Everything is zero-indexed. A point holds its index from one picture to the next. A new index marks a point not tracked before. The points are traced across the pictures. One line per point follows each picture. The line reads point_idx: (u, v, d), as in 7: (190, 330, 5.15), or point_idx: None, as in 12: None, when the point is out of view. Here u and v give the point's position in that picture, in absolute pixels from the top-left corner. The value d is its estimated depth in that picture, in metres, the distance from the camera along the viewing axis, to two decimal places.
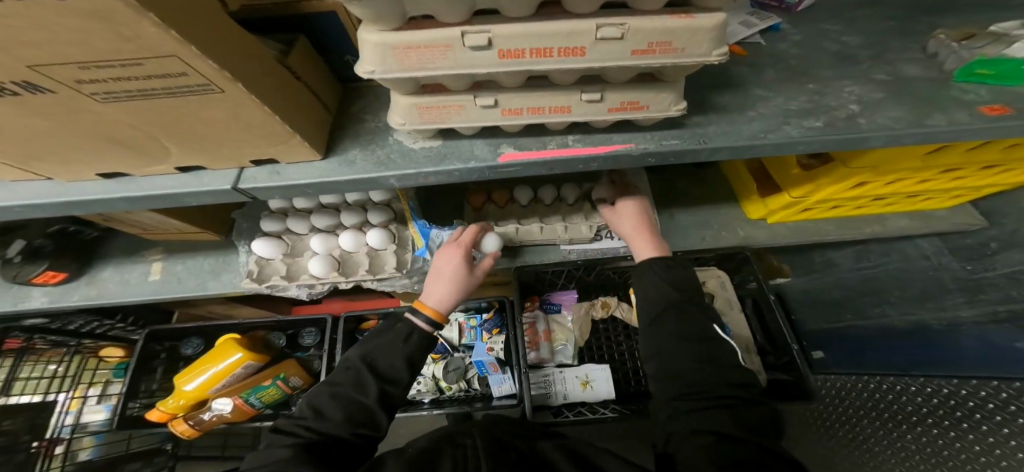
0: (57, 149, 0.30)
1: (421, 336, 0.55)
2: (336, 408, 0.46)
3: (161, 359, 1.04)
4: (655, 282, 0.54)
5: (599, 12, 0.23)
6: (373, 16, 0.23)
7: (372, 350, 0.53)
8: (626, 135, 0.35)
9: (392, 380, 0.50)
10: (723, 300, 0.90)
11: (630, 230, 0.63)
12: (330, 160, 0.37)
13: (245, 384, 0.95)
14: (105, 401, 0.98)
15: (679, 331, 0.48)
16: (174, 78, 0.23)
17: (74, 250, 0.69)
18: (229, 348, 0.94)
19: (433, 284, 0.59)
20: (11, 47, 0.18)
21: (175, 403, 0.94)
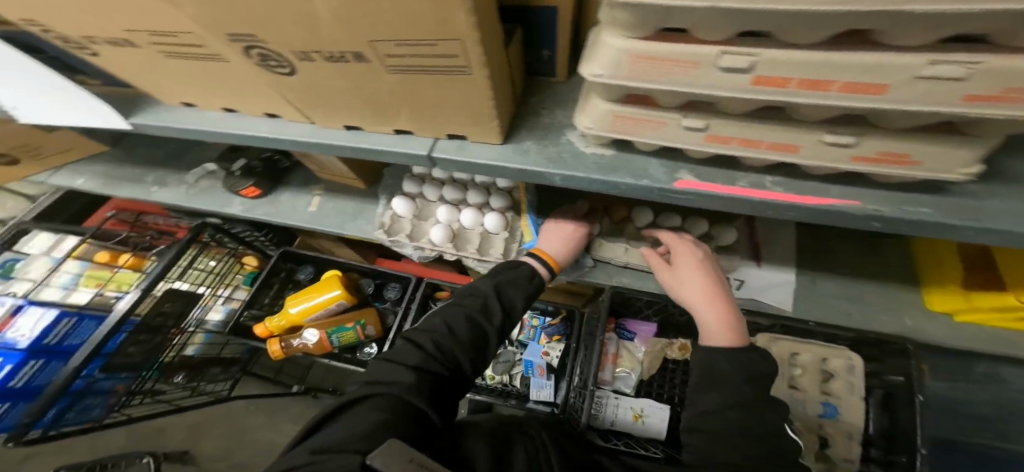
0: (327, 106, 0.38)
1: (541, 279, 0.60)
2: (463, 328, 0.52)
3: (279, 278, 1.24)
4: (732, 372, 0.46)
5: (936, 44, 0.18)
6: (628, 21, 0.21)
7: (500, 284, 0.57)
8: (851, 189, 0.31)
9: (512, 316, 0.56)
10: (842, 384, 0.72)
11: (700, 300, 0.54)
12: (506, 145, 0.40)
13: (333, 321, 1.08)
14: (225, 304, 1.22)
15: (747, 431, 0.43)
16: (447, 59, 0.28)
17: (271, 175, 0.88)
18: (332, 284, 1.09)
19: (548, 237, 0.64)
20: (371, 22, 0.25)
21: (278, 322, 1.09)
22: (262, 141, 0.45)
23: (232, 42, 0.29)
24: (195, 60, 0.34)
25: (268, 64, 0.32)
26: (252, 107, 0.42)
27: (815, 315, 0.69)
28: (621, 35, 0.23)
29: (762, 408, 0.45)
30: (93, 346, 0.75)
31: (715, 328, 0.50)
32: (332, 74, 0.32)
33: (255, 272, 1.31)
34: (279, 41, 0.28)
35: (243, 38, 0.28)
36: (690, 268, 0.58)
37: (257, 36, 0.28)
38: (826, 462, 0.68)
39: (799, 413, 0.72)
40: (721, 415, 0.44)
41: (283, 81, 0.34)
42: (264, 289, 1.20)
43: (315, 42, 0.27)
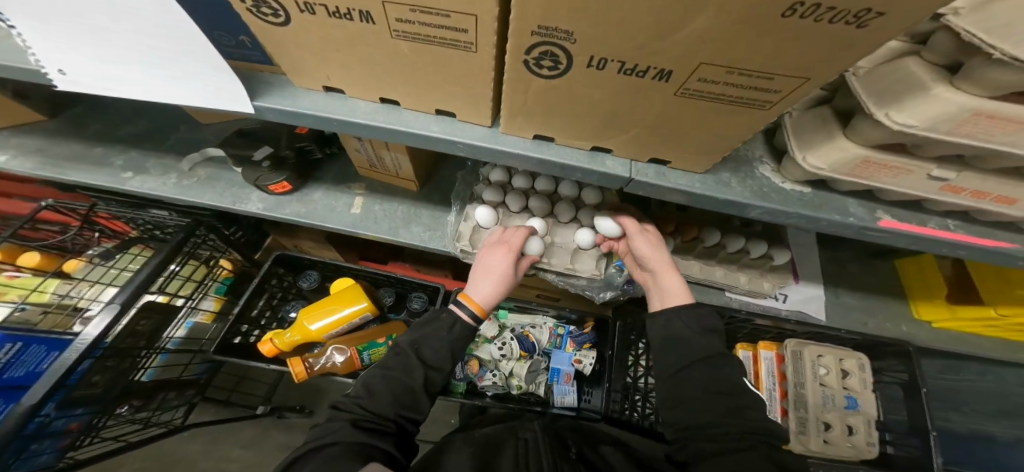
0: (545, 111, 0.34)
1: (462, 328, 0.58)
2: (386, 389, 0.52)
3: (271, 285, 1.09)
4: (686, 330, 0.54)
5: None
6: (997, 85, 0.23)
7: (418, 337, 0.57)
8: (1011, 233, 0.37)
9: (436, 367, 0.55)
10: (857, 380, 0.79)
11: (662, 267, 0.60)
12: (705, 175, 0.40)
13: (362, 338, 1.02)
14: (189, 318, 0.99)
15: (716, 386, 0.49)
16: (763, 93, 0.27)
17: (302, 167, 0.73)
18: (358, 295, 1.00)
19: (481, 279, 0.61)
20: (734, 47, 0.23)
21: (291, 338, 0.98)
22: (424, 141, 0.39)
23: (531, 36, 0.25)
24: (434, 47, 0.28)
25: (540, 63, 0.28)
26: (430, 103, 0.36)
27: (842, 323, 0.81)
28: (961, 95, 0.24)
29: (710, 361, 0.51)
30: (56, 377, 0.56)
31: (675, 291, 0.58)
32: (604, 84, 0.29)
33: (231, 279, 1.10)
34: (599, 42, 0.25)
35: (549, 31, 0.25)
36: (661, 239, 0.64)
37: (577, 34, 0.24)
38: (854, 451, 0.75)
39: (828, 408, 0.77)
40: (688, 375, 0.51)
41: (532, 83, 0.30)
42: (254, 299, 1.04)
43: (641, 52, 0.25)
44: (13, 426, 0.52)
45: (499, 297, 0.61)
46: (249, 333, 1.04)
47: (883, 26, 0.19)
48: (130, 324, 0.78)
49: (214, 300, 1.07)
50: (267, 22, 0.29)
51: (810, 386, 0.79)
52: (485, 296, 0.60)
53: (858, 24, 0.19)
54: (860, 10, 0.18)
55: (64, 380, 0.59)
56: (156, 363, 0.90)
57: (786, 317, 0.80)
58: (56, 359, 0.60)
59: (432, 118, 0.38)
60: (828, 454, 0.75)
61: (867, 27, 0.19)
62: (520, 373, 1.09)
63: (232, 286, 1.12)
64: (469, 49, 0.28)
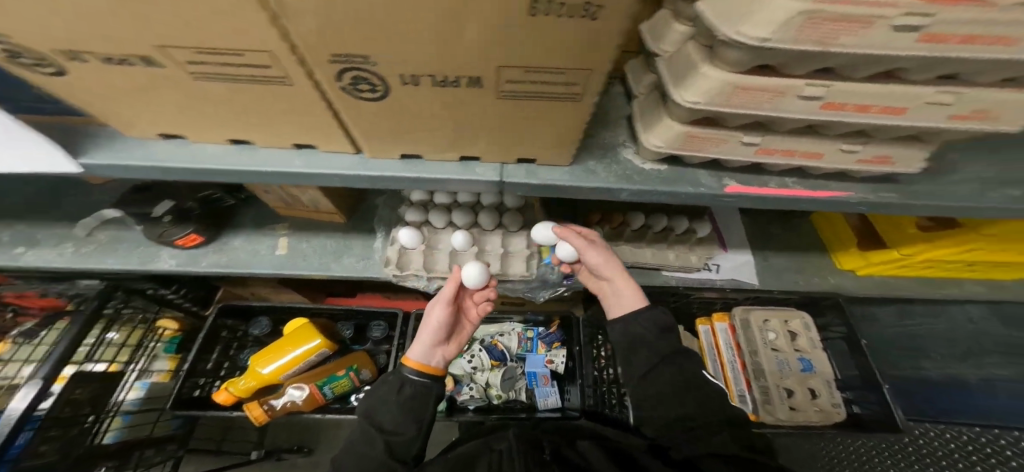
0: (397, 130, 0.34)
1: (413, 391, 0.58)
2: (351, 464, 0.53)
3: (223, 336, 1.05)
4: (646, 335, 0.58)
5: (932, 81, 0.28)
6: (737, 61, 0.28)
7: (368, 405, 0.57)
8: (844, 183, 0.40)
9: (395, 431, 0.54)
10: (806, 341, 0.85)
11: (616, 274, 0.62)
12: (574, 167, 0.42)
13: (322, 372, 0.98)
14: (143, 379, 0.97)
15: (679, 380, 0.54)
16: (568, 86, 0.29)
17: (214, 217, 0.72)
18: (309, 333, 0.97)
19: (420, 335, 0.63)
20: (514, 49, 0.25)
21: (245, 385, 0.95)
22: (287, 177, 0.38)
23: (329, 65, 0.25)
24: (246, 83, 0.28)
25: (357, 88, 0.28)
26: (280, 137, 0.36)
27: (775, 286, 0.82)
28: (721, 69, 0.29)
29: (673, 359, 0.56)
30: None
31: (631, 295, 0.61)
32: (430, 97, 0.30)
33: (178, 337, 1.07)
34: (396, 62, 0.25)
35: (343, 58, 0.25)
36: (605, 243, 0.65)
37: (371, 57, 0.25)
38: (822, 415, 0.78)
39: (786, 374, 0.82)
40: (656, 375, 0.56)
41: (363, 108, 0.31)
42: (204, 353, 1.00)
43: (441, 64, 0.26)
44: None
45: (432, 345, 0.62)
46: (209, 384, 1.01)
47: (610, 16, 0.22)
48: (65, 393, 0.72)
49: (167, 359, 1.03)
50: (46, 75, 0.28)
51: (763, 352, 0.84)
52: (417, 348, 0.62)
53: (592, 17, 0.22)
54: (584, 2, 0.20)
55: None
56: (120, 423, 0.90)
57: (722, 286, 0.82)
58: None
59: (293, 152, 0.38)
60: (797, 422, 0.77)
61: (601, 18, 0.22)
62: (496, 382, 1.10)
63: (182, 344, 1.08)
64: (285, 83, 0.28)
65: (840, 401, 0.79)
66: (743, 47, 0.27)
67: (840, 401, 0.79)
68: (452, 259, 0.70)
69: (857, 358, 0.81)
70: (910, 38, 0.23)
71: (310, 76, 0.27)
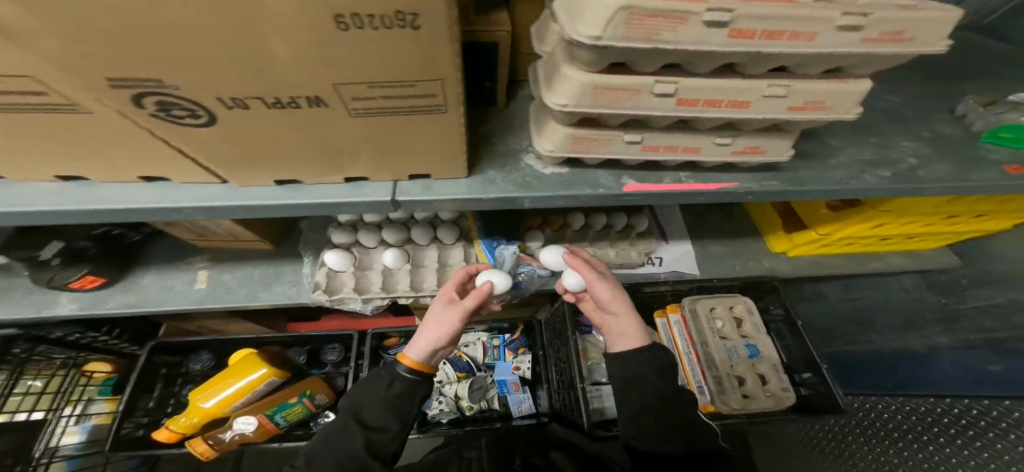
0: (256, 157, 0.31)
1: (403, 388, 0.52)
2: (326, 459, 0.48)
3: (163, 374, 0.95)
4: (641, 372, 0.54)
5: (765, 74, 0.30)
6: (589, 61, 0.28)
7: (357, 400, 0.52)
8: (733, 174, 0.42)
9: (378, 429, 0.50)
10: (751, 326, 0.88)
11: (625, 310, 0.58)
12: (472, 178, 0.41)
13: (272, 400, 0.87)
14: (84, 422, 0.90)
15: (672, 420, 0.51)
16: (425, 99, 0.27)
17: (115, 255, 0.66)
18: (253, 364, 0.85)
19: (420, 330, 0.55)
20: (340, 65, 0.22)
21: (187, 421, 0.85)
22: (143, 214, 0.34)
23: (117, 90, 0.22)
24: (39, 116, 0.24)
25: (173, 114, 0.25)
26: (122, 170, 0.32)
27: (714, 274, 0.84)
28: (579, 70, 0.29)
29: (670, 395, 0.53)
30: None
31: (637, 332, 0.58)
32: (274, 122, 0.26)
33: (116, 377, 0.94)
34: (204, 85, 0.22)
35: (134, 82, 0.21)
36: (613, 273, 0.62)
37: (167, 81, 0.21)
38: (774, 399, 0.80)
39: (734, 360, 0.84)
40: (647, 413, 0.52)
41: (196, 135, 0.27)
42: (140, 395, 0.90)
43: (261, 85, 0.23)
44: None
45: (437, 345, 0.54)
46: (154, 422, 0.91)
47: (430, 24, 0.21)
48: None
49: (105, 401, 0.94)
50: None
51: (712, 341, 0.86)
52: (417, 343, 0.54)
53: (412, 26, 0.21)
54: (394, 11, 0.19)
55: None
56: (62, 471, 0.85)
57: (665, 279, 0.84)
58: None
59: (143, 186, 0.35)
60: (751, 409, 0.79)
61: (423, 26, 0.21)
62: (465, 393, 1.08)
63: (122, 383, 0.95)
64: (83, 112, 0.24)
65: (787, 385, 0.81)
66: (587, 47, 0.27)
67: (787, 385, 0.81)
68: (386, 278, 0.67)
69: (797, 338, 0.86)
70: (722, 33, 0.24)
71: (112, 106, 0.24)
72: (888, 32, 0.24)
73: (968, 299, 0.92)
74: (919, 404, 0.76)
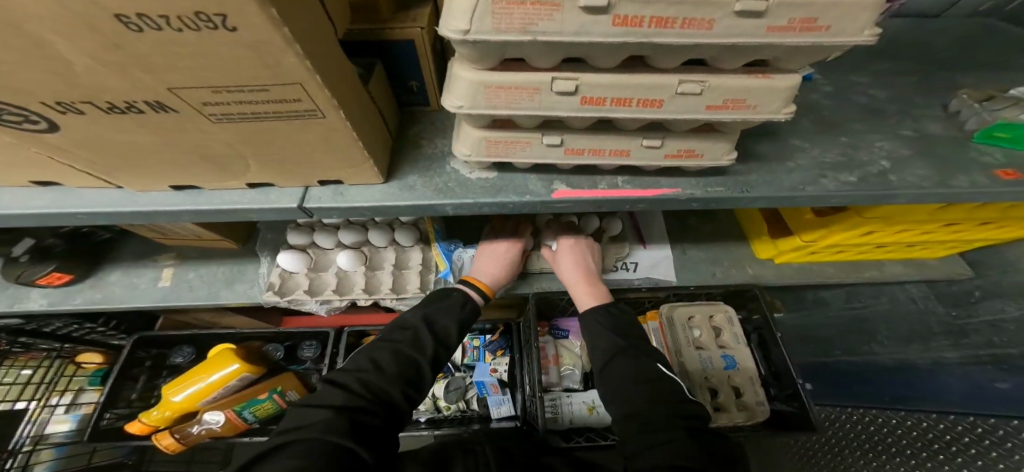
0: (134, 160, 0.30)
1: (474, 306, 0.58)
2: (392, 365, 0.48)
3: (145, 367, 0.97)
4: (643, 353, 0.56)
5: (678, 68, 0.25)
6: (474, 57, 0.25)
7: (429, 313, 0.55)
8: (673, 179, 0.37)
9: (445, 343, 0.53)
10: (731, 335, 0.84)
11: (572, 280, 0.66)
12: (390, 184, 0.38)
13: (241, 397, 0.88)
14: (73, 411, 0.91)
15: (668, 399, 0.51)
16: (289, 104, 0.25)
17: (84, 252, 0.66)
18: (226, 359, 0.84)
19: (484, 264, 0.63)
20: (161, 70, 0.20)
21: (160, 415, 0.87)
22: (43, 220, 0.34)
23: None
24: None
25: (6, 119, 0.23)
26: (10, 174, 0.32)
27: (692, 280, 0.79)
28: (467, 68, 0.26)
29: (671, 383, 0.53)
30: None
31: (585, 297, 0.64)
32: (128, 125, 0.25)
33: (105, 368, 0.95)
34: (15, 90, 0.21)
35: None
36: (568, 241, 0.69)
37: None
38: (747, 414, 0.77)
39: (710, 371, 0.80)
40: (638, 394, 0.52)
41: (56, 139, 0.26)
42: (122, 384, 0.93)
43: (79, 89, 0.21)
44: None
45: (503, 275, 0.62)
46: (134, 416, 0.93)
47: (247, 27, 0.18)
48: None
49: (96, 391, 0.95)
50: None
51: (687, 351, 0.82)
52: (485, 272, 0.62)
53: (226, 28, 0.18)
54: (190, 12, 0.16)
55: None
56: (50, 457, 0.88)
57: (637, 285, 0.80)
58: None
59: (41, 189, 0.34)
60: (720, 424, 0.76)
61: (241, 29, 0.18)
62: (441, 394, 1.07)
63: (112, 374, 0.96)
64: None
65: (763, 398, 0.78)
66: (461, 42, 0.23)
67: (763, 398, 0.78)
68: (342, 281, 0.66)
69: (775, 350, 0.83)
70: (606, 22, 0.20)
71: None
72: (798, 18, 0.20)
73: (980, 312, 0.84)
74: (920, 420, 0.71)
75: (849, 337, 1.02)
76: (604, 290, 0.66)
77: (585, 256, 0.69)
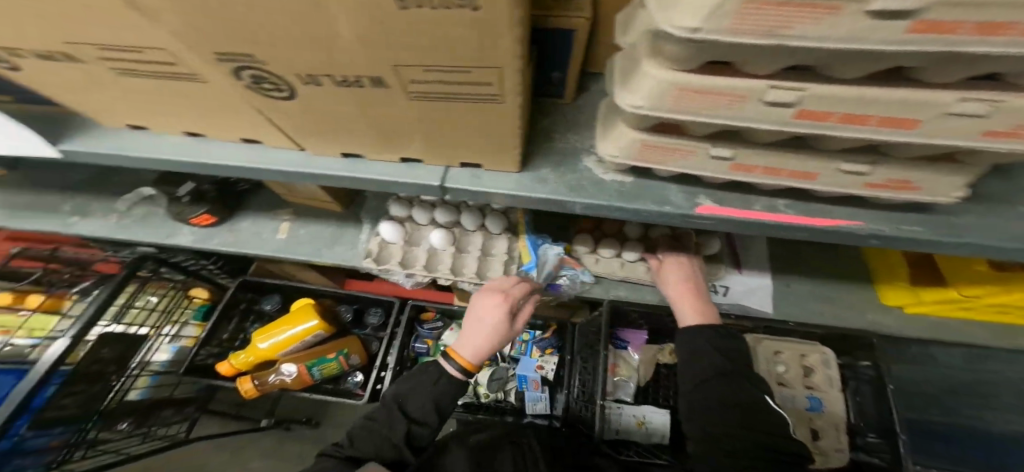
0: (325, 127, 0.33)
1: (449, 381, 0.58)
2: (370, 443, 0.54)
3: (240, 309, 1.12)
4: (728, 366, 0.54)
5: (957, 82, 0.20)
6: (677, 55, 0.21)
7: (403, 391, 0.58)
8: (853, 209, 0.33)
9: (420, 422, 0.55)
10: (823, 377, 0.76)
11: (675, 294, 0.64)
12: (524, 174, 0.38)
13: (313, 352, 0.99)
14: (173, 343, 1.07)
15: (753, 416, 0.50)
16: (480, 87, 0.26)
17: (228, 198, 0.77)
18: (309, 313, 0.99)
19: (471, 334, 0.60)
20: (399, 46, 0.23)
21: (245, 359, 0.98)
22: (240, 171, 0.39)
23: (220, 63, 0.25)
24: (158, 80, 0.28)
25: (261, 86, 0.27)
26: (228, 132, 0.36)
27: (798, 317, 0.72)
28: (663, 66, 0.23)
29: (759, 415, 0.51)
30: (18, 402, 0.66)
31: (688, 315, 0.61)
32: (340, 99, 0.29)
33: (208, 305, 1.15)
34: (289, 62, 0.24)
35: (233, 57, 0.24)
36: (676, 256, 0.67)
37: (255, 55, 0.24)
38: (821, 459, 0.71)
39: (790, 409, 0.73)
40: (726, 415, 0.51)
41: (280, 105, 0.30)
42: (222, 323, 1.08)
43: (334, 62, 0.24)
44: None
45: (488, 350, 0.60)
46: (221, 355, 1.08)
47: (490, 5, 0.19)
48: (92, 352, 0.86)
49: (195, 326, 1.12)
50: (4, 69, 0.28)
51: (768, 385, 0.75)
52: (470, 347, 0.60)
53: (471, 7, 0.19)
54: None
55: (26, 404, 0.68)
56: (146, 383, 1.02)
57: (727, 311, 0.74)
58: (16, 388, 0.70)
59: (240, 144, 0.38)
60: None
61: (483, 7, 0.19)
62: (484, 380, 1.10)
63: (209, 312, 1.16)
64: (198, 81, 0.27)
65: (842, 445, 0.71)
66: (680, 41, 0.20)
67: (842, 445, 0.71)
68: (429, 257, 0.69)
69: (878, 403, 0.70)
70: (895, 28, 0.15)
71: (226, 79, 0.27)
72: None
73: None
74: None
75: (964, 402, 0.88)
76: (712, 310, 0.62)
77: (694, 272, 0.66)
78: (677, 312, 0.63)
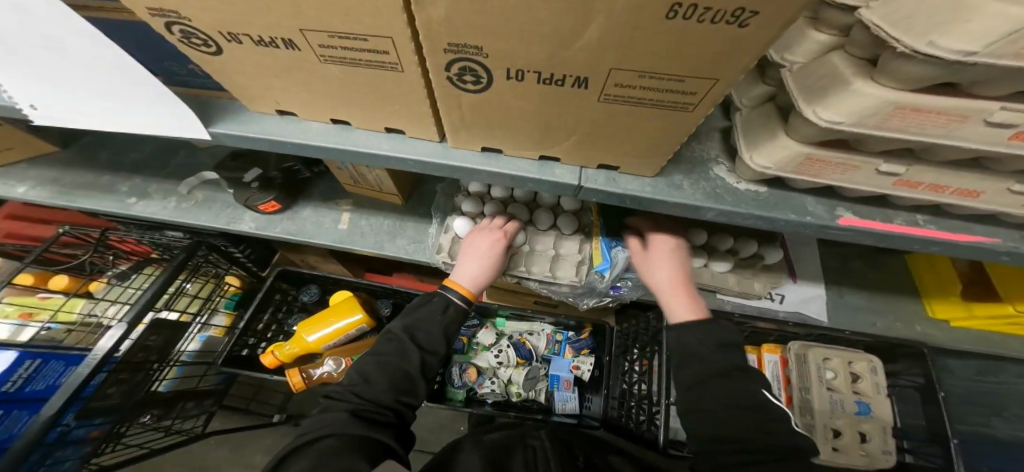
0: (490, 121, 0.34)
1: (456, 312, 0.59)
2: (384, 375, 0.51)
3: (276, 299, 1.09)
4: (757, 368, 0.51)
5: None
6: (905, 75, 0.23)
7: (410, 323, 0.57)
8: (989, 226, 0.35)
9: (432, 350, 0.55)
10: (869, 383, 0.76)
11: (664, 285, 0.57)
12: (657, 179, 0.39)
13: (355, 347, 1.01)
14: (203, 332, 1.06)
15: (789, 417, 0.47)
16: (680, 95, 0.27)
17: (292, 185, 0.77)
18: (351, 307, 0.97)
19: (466, 264, 0.61)
20: (629, 53, 0.23)
21: (290, 350, 0.97)
22: (376, 160, 0.40)
23: (444, 53, 0.26)
24: (362, 67, 0.29)
25: (462, 78, 0.29)
26: (379, 120, 0.37)
27: (855, 327, 0.75)
28: (881, 85, 0.24)
29: None
30: (74, 389, 0.63)
31: (679, 309, 0.55)
32: (527, 94, 0.29)
33: (238, 294, 1.15)
34: (514, 57, 0.25)
35: (461, 48, 0.25)
36: (665, 243, 0.60)
37: (485, 48, 0.25)
38: (869, 459, 0.71)
39: (838, 414, 0.73)
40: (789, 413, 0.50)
41: (462, 98, 0.31)
42: (258, 314, 1.05)
43: (561, 61, 0.25)
44: (38, 433, 0.58)
45: (487, 278, 0.61)
46: (256, 345, 1.06)
47: (761, 25, 0.19)
48: (140, 339, 0.83)
49: (224, 315, 1.11)
50: (205, 54, 0.30)
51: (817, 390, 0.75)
52: (468, 277, 0.60)
53: (739, 24, 0.19)
54: (731, 10, 0.18)
55: (79, 392, 0.65)
56: (174, 374, 1.00)
57: (783, 318, 0.75)
58: (70, 374, 0.67)
59: (383, 135, 0.39)
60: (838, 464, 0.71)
61: (749, 26, 0.19)
62: (517, 380, 1.09)
63: (240, 300, 1.16)
64: (396, 69, 0.29)
65: (892, 448, 0.71)
66: (934, 63, 0.21)
67: (893, 449, 0.71)
68: None
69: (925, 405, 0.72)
70: None
71: (423, 65, 0.28)
72: None
73: None
74: None
75: None
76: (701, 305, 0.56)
77: (681, 260, 0.60)
78: (665, 305, 0.57)
